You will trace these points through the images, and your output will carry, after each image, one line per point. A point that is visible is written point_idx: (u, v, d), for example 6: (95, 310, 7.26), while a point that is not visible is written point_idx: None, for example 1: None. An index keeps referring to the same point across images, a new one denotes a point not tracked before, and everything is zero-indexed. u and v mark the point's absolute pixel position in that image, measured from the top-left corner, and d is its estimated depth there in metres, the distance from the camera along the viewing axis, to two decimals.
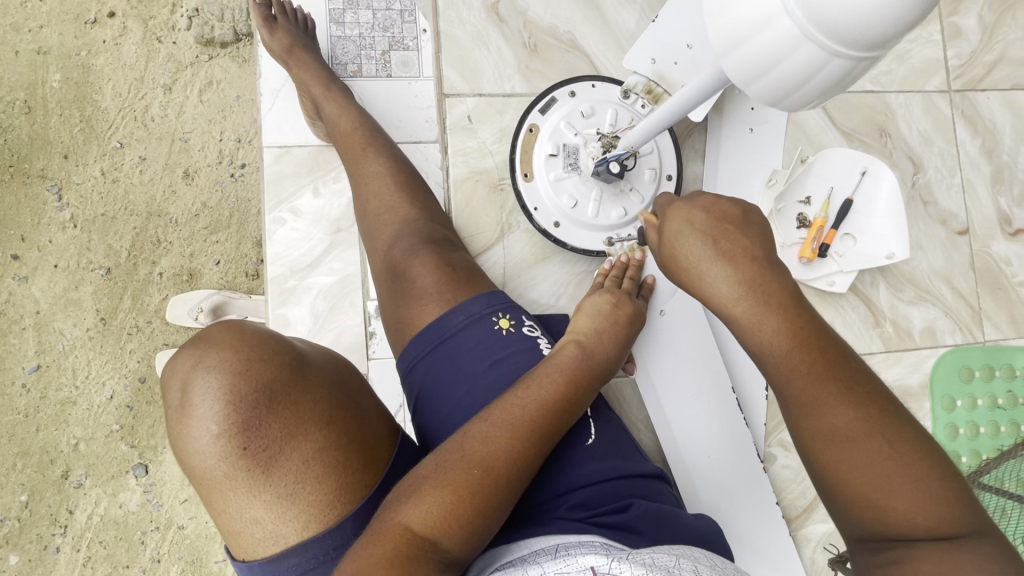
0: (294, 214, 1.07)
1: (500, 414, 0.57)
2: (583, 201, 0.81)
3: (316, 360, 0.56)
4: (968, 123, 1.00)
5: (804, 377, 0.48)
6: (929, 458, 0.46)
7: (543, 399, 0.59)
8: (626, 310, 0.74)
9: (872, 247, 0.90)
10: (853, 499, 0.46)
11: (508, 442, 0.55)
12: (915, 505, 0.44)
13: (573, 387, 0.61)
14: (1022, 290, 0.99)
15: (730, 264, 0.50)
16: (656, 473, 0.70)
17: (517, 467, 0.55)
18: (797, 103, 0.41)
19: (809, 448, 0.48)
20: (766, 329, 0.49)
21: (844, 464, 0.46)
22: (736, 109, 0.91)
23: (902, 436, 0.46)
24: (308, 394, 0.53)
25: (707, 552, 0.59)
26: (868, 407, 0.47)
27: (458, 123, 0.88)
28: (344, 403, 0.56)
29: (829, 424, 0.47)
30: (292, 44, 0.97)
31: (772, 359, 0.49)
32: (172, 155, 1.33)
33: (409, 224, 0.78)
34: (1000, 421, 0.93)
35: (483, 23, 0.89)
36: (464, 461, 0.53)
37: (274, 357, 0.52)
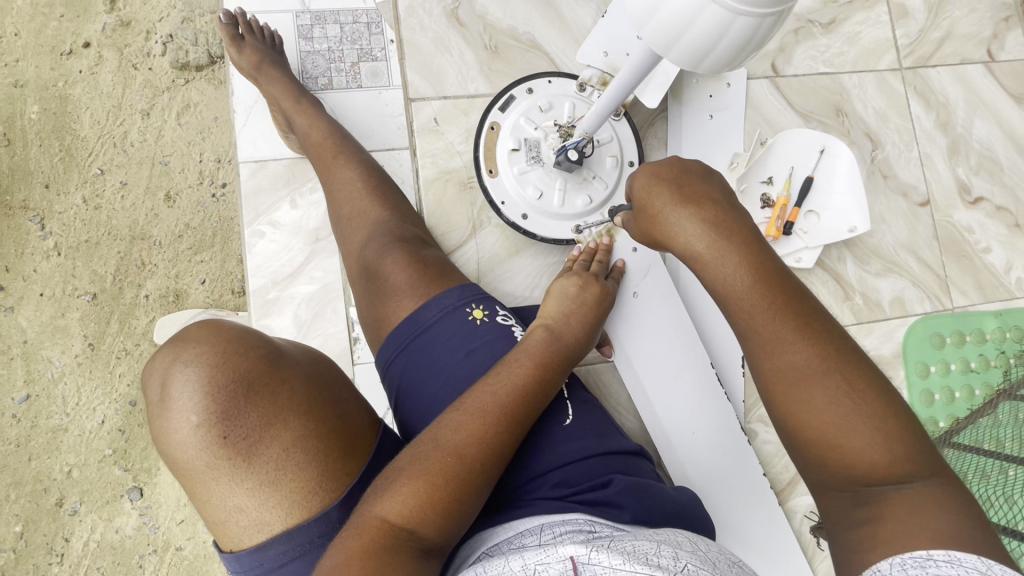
0: (273, 227, 1.09)
1: (472, 402, 0.58)
2: (548, 191, 0.83)
3: (293, 353, 0.58)
4: (921, 98, 1.03)
5: (764, 315, 0.51)
6: (884, 397, 0.47)
7: (516, 383, 0.61)
8: (596, 291, 0.76)
9: (835, 221, 0.93)
10: (815, 440, 0.48)
11: (481, 428, 0.56)
12: (872, 442, 0.46)
13: (544, 369, 0.63)
14: (986, 256, 1.01)
15: (693, 208, 0.56)
16: (636, 450, 0.71)
17: (492, 450, 0.56)
18: (714, 64, 0.45)
19: (771, 388, 0.51)
20: (727, 267, 0.54)
21: (802, 405, 0.48)
22: (694, 96, 0.94)
23: (863, 379, 0.48)
24: (286, 385, 0.54)
25: (692, 536, 0.60)
26: (825, 345, 0.49)
27: (425, 126, 0.90)
28: (322, 394, 0.57)
29: (785, 365, 0.50)
30: (261, 61, 1.00)
31: (734, 298, 0.53)
32: (153, 178, 1.35)
33: (380, 225, 0.80)
34: (974, 384, 0.96)
35: (444, 28, 0.92)
36: (437, 450, 0.55)
37: (251, 350, 0.54)
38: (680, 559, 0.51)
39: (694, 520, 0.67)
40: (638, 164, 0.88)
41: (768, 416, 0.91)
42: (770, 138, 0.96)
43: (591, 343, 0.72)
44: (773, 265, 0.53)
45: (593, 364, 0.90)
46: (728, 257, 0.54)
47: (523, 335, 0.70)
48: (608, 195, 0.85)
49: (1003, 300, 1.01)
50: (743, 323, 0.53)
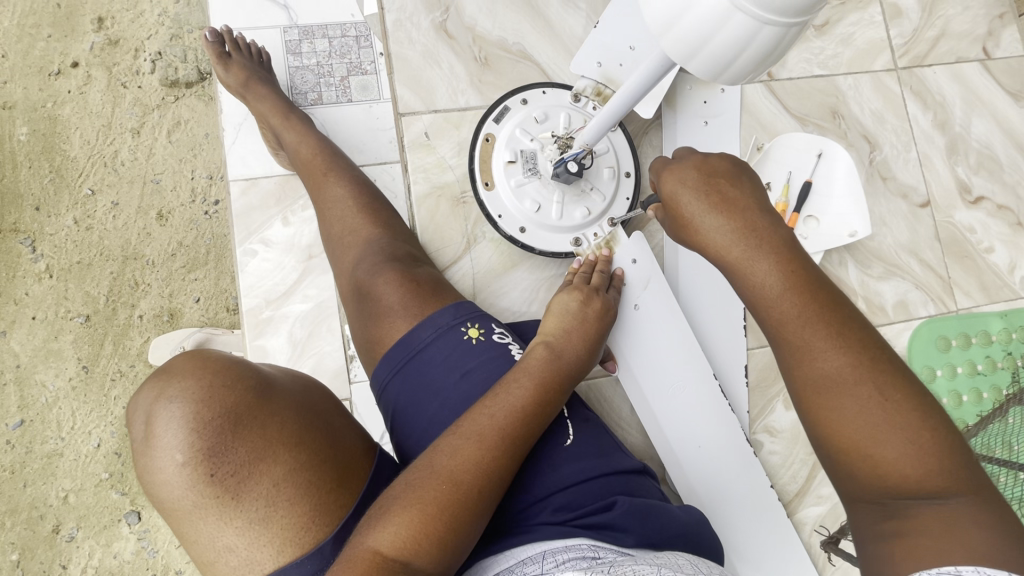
0: (265, 245, 1.08)
1: (469, 425, 0.56)
2: (546, 204, 0.82)
3: (283, 383, 0.56)
4: (918, 98, 1.02)
5: (796, 321, 0.49)
6: (921, 410, 0.45)
7: (513, 402, 0.59)
8: (596, 305, 0.75)
9: (835, 227, 0.91)
10: (843, 449, 0.47)
11: (478, 453, 0.55)
12: (905, 456, 0.44)
13: (543, 391, 0.61)
14: (989, 256, 1.00)
15: (724, 214, 0.53)
16: (639, 468, 0.70)
17: (489, 475, 0.54)
18: (735, 74, 0.44)
19: (800, 395, 0.50)
20: (760, 272, 0.51)
21: (834, 417, 0.47)
22: (689, 103, 0.93)
23: (896, 390, 0.46)
24: (275, 417, 0.52)
25: (695, 558, 0.59)
26: (859, 354, 0.48)
27: (416, 140, 0.89)
28: (314, 424, 0.55)
29: (816, 375, 0.48)
30: (249, 78, 0.98)
31: (766, 303, 0.51)
32: (145, 198, 1.33)
33: (373, 243, 0.78)
34: (981, 388, 0.94)
35: (433, 41, 0.91)
36: (434, 477, 0.53)
37: (239, 381, 0.52)
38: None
39: (701, 540, 0.65)
40: (635, 174, 0.87)
41: (774, 427, 0.90)
42: (766, 144, 0.95)
43: (591, 359, 0.70)
44: (808, 271, 0.51)
45: (594, 377, 0.88)
46: (761, 261, 0.52)
47: (523, 354, 0.69)
48: (605, 207, 0.84)
49: (1007, 300, 0.99)
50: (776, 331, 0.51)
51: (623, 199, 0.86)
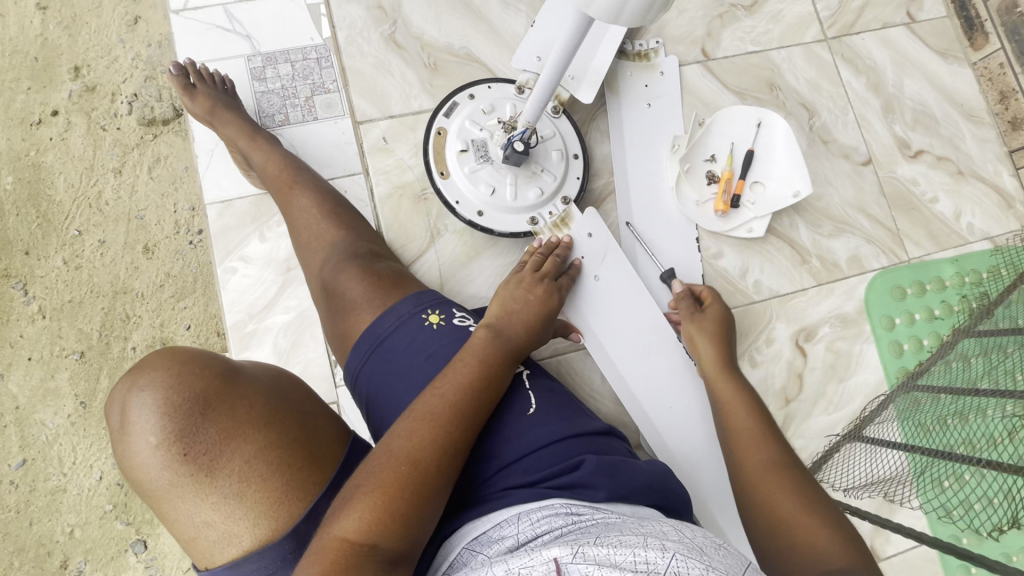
0: (244, 262, 1.12)
1: (421, 408, 0.60)
2: (500, 187, 0.87)
3: (251, 370, 0.60)
4: (849, 64, 1.08)
5: (750, 426, 0.69)
6: (832, 509, 0.60)
7: (462, 385, 0.62)
8: (540, 288, 0.79)
9: (780, 188, 0.96)
10: (777, 524, 0.60)
11: (431, 430, 0.58)
12: (821, 531, 0.57)
13: (487, 366, 0.65)
14: (934, 206, 1.04)
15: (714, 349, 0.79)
16: (605, 430, 0.74)
17: (444, 449, 0.57)
18: (631, 15, 0.48)
19: (748, 480, 0.65)
20: (728, 390, 0.75)
21: (767, 494, 0.62)
22: (632, 88, 0.99)
23: (815, 490, 0.62)
24: (242, 398, 0.56)
25: (678, 525, 0.57)
26: (789, 459, 0.65)
27: (375, 145, 0.94)
28: (282, 403, 0.59)
29: (754, 459, 0.66)
30: (213, 106, 1.05)
31: (731, 412, 0.72)
32: (131, 233, 1.38)
33: (338, 245, 0.83)
34: (939, 330, 0.98)
35: (384, 52, 0.96)
36: (391, 460, 0.56)
37: (204, 368, 0.56)
38: (669, 551, 0.48)
39: (668, 490, 0.68)
40: (583, 156, 0.92)
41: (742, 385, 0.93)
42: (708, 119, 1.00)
43: (537, 339, 0.74)
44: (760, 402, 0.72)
45: (565, 355, 0.91)
46: (730, 384, 0.75)
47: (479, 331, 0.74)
48: (557, 186, 0.89)
49: (957, 246, 1.03)
50: (733, 433, 0.70)
51: (573, 178, 0.91)
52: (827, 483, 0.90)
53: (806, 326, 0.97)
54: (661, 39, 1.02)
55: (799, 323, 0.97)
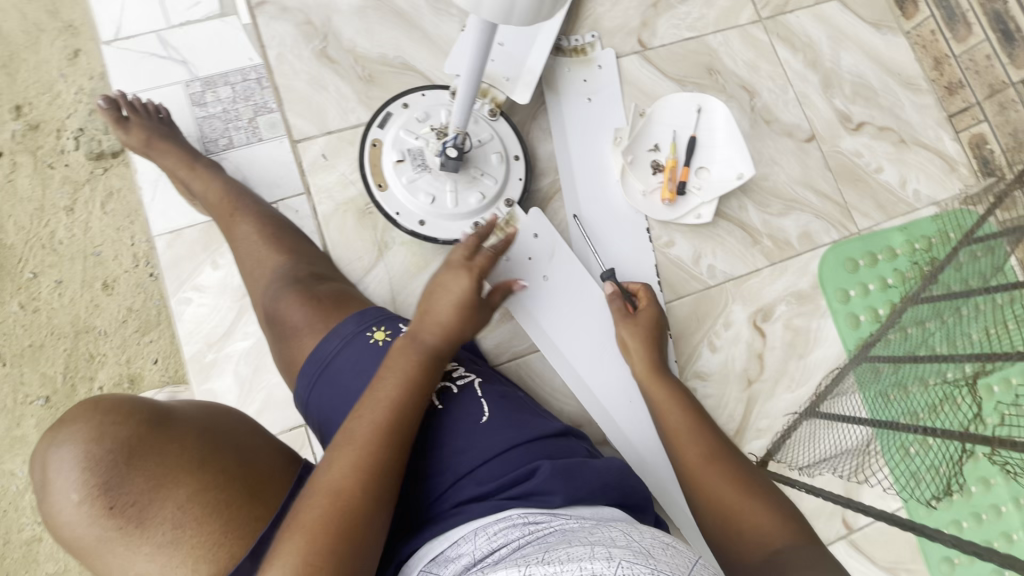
0: (198, 291, 1.10)
1: (345, 435, 0.58)
2: (440, 194, 0.87)
3: (182, 412, 0.60)
4: (786, 43, 1.08)
5: (682, 421, 0.74)
6: (763, 485, 0.66)
7: (385, 405, 0.61)
8: (466, 279, 0.74)
9: (724, 172, 0.97)
10: (722, 511, 0.64)
11: (356, 457, 0.57)
12: (760, 510, 0.62)
13: (411, 379, 0.63)
14: (880, 176, 1.05)
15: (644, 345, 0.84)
16: (561, 431, 0.74)
17: (370, 476, 0.56)
18: (523, 14, 0.47)
19: (690, 474, 0.69)
20: (658, 389, 0.79)
21: (709, 484, 0.66)
22: (571, 84, 0.99)
23: (746, 469, 0.67)
24: (171, 442, 0.55)
25: (629, 530, 0.56)
26: (719, 444, 0.70)
27: (315, 163, 0.93)
28: (215, 443, 0.59)
29: (693, 454, 0.70)
30: (150, 137, 1.03)
31: (663, 410, 0.77)
32: (88, 271, 1.34)
33: (278, 271, 0.82)
34: (894, 299, 0.99)
35: (316, 68, 0.95)
36: (317, 494, 0.54)
37: (129, 415, 0.55)
38: (615, 560, 0.47)
39: (626, 489, 0.68)
40: (524, 156, 0.92)
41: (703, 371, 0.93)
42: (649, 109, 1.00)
43: (466, 336, 0.72)
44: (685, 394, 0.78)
45: (523, 357, 0.90)
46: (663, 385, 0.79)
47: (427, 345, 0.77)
48: (499, 189, 0.89)
49: (906, 213, 1.04)
50: (668, 431, 0.74)
51: (516, 180, 0.91)
52: (785, 462, 0.91)
53: (762, 306, 0.97)
54: (597, 32, 1.02)
55: (755, 304, 0.97)
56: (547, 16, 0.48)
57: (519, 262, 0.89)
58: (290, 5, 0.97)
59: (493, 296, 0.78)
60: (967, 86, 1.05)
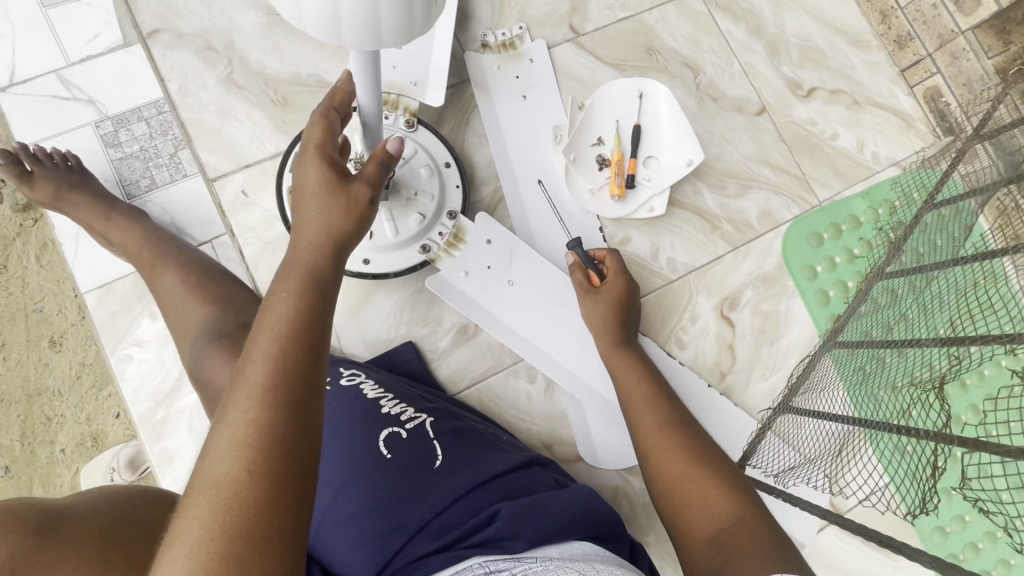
0: (138, 346, 1.03)
1: (230, 407, 0.42)
2: (377, 227, 0.81)
3: (83, 508, 0.51)
4: (726, 12, 1.02)
5: (642, 395, 0.74)
6: (719, 459, 0.65)
7: (256, 364, 0.43)
8: (316, 168, 0.53)
9: (673, 160, 0.92)
10: (673, 487, 0.63)
11: (245, 432, 0.41)
12: (717, 487, 0.60)
13: (305, 316, 0.47)
14: (837, 143, 1.01)
15: (600, 314, 0.82)
16: (524, 463, 0.70)
17: (255, 461, 0.40)
18: (394, 32, 0.44)
19: (647, 447, 0.68)
20: (619, 362, 0.79)
21: (663, 454, 0.66)
22: (503, 82, 0.93)
23: (700, 444, 0.67)
24: (68, 549, 0.46)
25: (584, 565, 0.54)
26: (675, 418, 0.71)
27: (236, 201, 0.87)
28: (131, 538, 0.51)
29: (650, 426, 0.70)
30: (57, 189, 0.95)
31: (625, 384, 0.77)
32: (31, 329, 1.22)
33: (202, 324, 0.75)
34: (862, 269, 0.96)
35: (224, 97, 0.88)
36: (202, 493, 0.39)
37: (12, 526, 0.45)
38: None
39: (595, 518, 0.63)
40: (454, 161, 0.87)
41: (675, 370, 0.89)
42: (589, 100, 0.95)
43: (351, 242, 0.53)
44: (647, 368, 0.79)
45: (484, 381, 0.86)
46: (624, 359, 0.79)
47: (373, 390, 0.74)
48: (437, 203, 0.84)
49: (866, 178, 1.00)
50: (628, 403, 0.75)
51: (453, 188, 0.87)
52: (761, 469, 0.85)
53: (728, 295, 0.93)
54: (524, 23, 0.96)
55: (720, 293, 0.93)
56: (423, 31, 0.45)
57: (480, 274, 0.85)
58: (186, 31, 0.89)
59: (365, 171, 0.55)
60: (916, 39, 1.01)
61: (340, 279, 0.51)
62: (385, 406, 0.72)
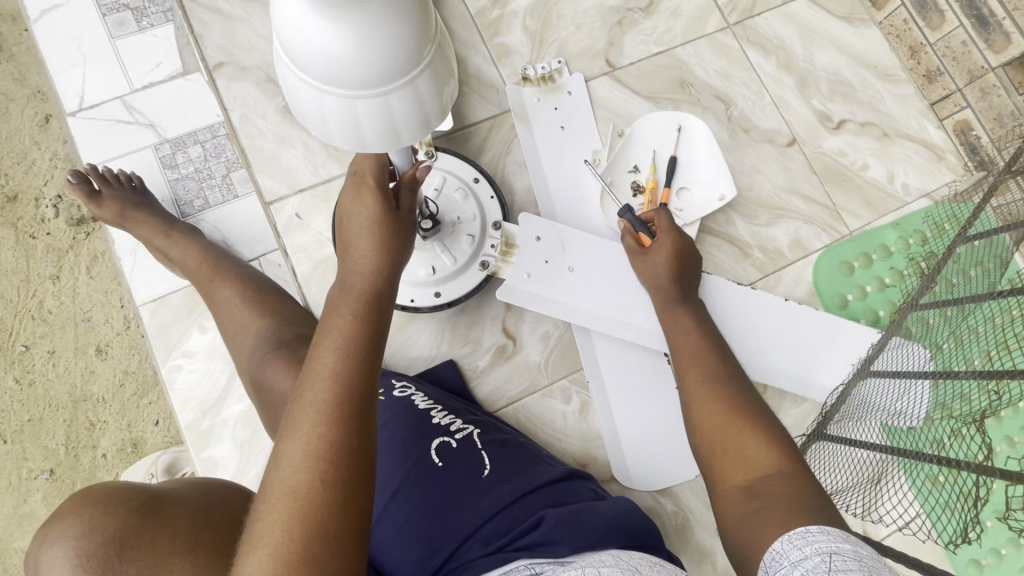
0: (188, 357, 1.08)
1: (299, 419, 0.48)
2: (436, 261, 0.85)
3: (175, 493, 0.62)
4: (757, 47, 1.06)
5: (689, 350, 0.74)
6: (768, 421, 0.63)
7: (321, 384, 0.49)
8: (370, 203, 0.56)
9: (705, 194, 0.96)
10: (716, 442, 0.63)
11: (315, 444, 0.47)
12: (761, 447, 0.60)
13: (364, 337, 0.52)
14: (867, 174, 1.03)
15: (651, 269, 0.82)
16: (565, 475, 0.73)
17: (325, 472, 0.46)
18: (443, 109, 0.39)
19: (692, 402, 0.68)
20: (672, 317, 0.79)
21: (707, 410, 0.66)
22: (543, 113, 0.97)
23: (753, 403, 0.65)
24: (163, 525, 0.57)
25: (624, 554, 0.58)
26: (728, 377, 0.69)
27: (290, 223, 0.92)
28: (211, 523, 0.61)
29: (696, 380, 0.70)
30: (122, 208, 1.01)
31: (676, 336, 0.77)
32: (79, 338, 1.26)
33: (261, 335, 0.81)
34: (893, 299, 0.97)
35: (282, 126, 0.94)
36: (277, 496, 0.45)
37: (120, 503, 0.57)
38: None
39: (636, 528, 0.66)
40: (482, 175, 0.90)
41: None
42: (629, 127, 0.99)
43: (399, 264, 0.57)
44: (703, 325, 0.78)
45: (521, 399, 0.89)
46: (680, 314, 0.79)
47: (423, 401, 0.78)
48: (480, 219, 0.88)
49: (895, 210, 1.02)
50: (677, 355, 0.75)
51: (488, 200, 0.90)
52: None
53: None
54: (563, 57, 1.01)
55: None
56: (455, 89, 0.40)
57: (541, 270, 0.87)
58: (248, 64, 0.96)
59: (402, 199, 0.58)
60: (946, 74, 1.03)
61: (393, 299, 0.56)
62: (435, 417, 0.77)
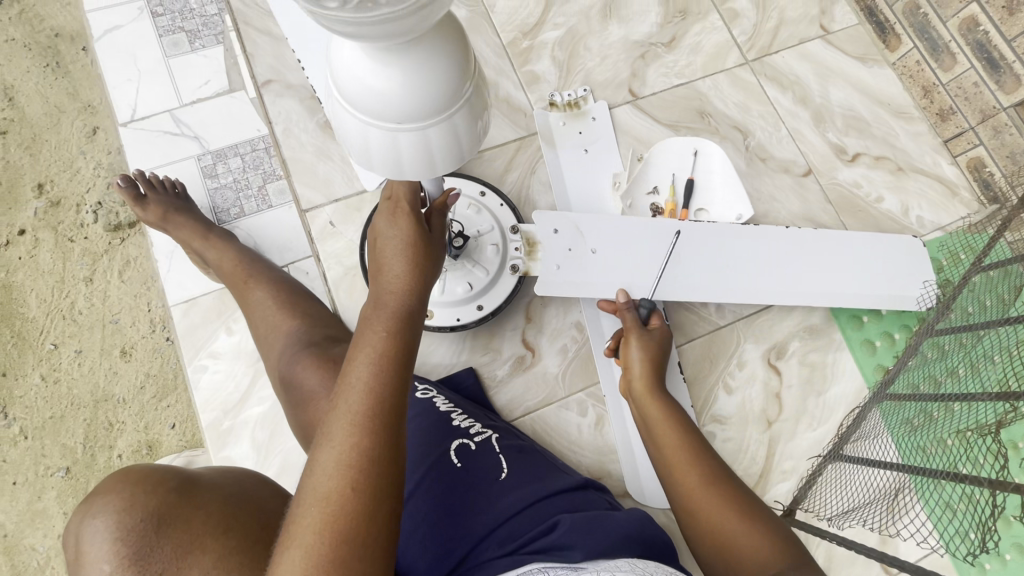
0: (214, 358, 1.12)
1: (334, 428, 0.50)
2: (472, 277, 0.88)
3: (211, 480, 0.65)
4: (774, 83, 1.11)
5: (671, 444, 0.72)
6: (761, 520, 0.64)
7: (355, 396, 0.52)
8: (405, 223, 0.59)
9: (722, 214, 0.99)
10: (722, 549, 0.64)
11: (348, 452, 0.49)
12: (762, 546, 0.62)
13: (397, 350, 0.54)
14: (882, 206, 1.05)
15: (642, 359, 0.81)
16: (581, 484, 0.74)
17: (358, 480, 0.48)
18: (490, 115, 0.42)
19: (688, 506, 0.68)
20: (653, 412, 0.77)
21: (709, 514, 0.66)
22: (566, 137, 1.02)
23: (745, 500, 0.66)
24: (200, 508, 0.60)
25: (637, 561, 0.59)
26: (715, 469, 0.69)
27: (324, 230, 0.96)
28: (242, 510, 0.63)
29: (689, 480, 0.69)
30: (166, 212, 1.07)
31: (655, 432, 0.75)
32: (106, 339, 1.30)
33: (291, 335, 0.85)
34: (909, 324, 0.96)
35: (322, 140, 1.00)
36: (312, 501, 0.48)
37: (159, 484, 0.59)
38: None
39: (650, 539, 0.66)
40: (487, 187, 0.95)
41: (721, 415, 0.92)
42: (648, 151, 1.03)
43: (430, 284, 0.60)
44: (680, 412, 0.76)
45: (537, 410, 0.90)
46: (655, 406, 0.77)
47: (443, 403, 0.80)
48: (498, 228, 0.91)
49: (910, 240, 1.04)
50: (661, 451, 0.73)
51: (499, 209, 0.94)
52: (813, 512, 0.87)
53: (775, 344, 0.96)
54: (588, 86, 1.06)
55: (768, 342, 0.96)
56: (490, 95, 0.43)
57: (566, 260, 0.88)
58: (294, 82, 1.02)
59: (433, 222, 0.62)
60: (958, 112, 1.06)
61: (423, 312, 0.59)
62: (455, 419, 0.78)
